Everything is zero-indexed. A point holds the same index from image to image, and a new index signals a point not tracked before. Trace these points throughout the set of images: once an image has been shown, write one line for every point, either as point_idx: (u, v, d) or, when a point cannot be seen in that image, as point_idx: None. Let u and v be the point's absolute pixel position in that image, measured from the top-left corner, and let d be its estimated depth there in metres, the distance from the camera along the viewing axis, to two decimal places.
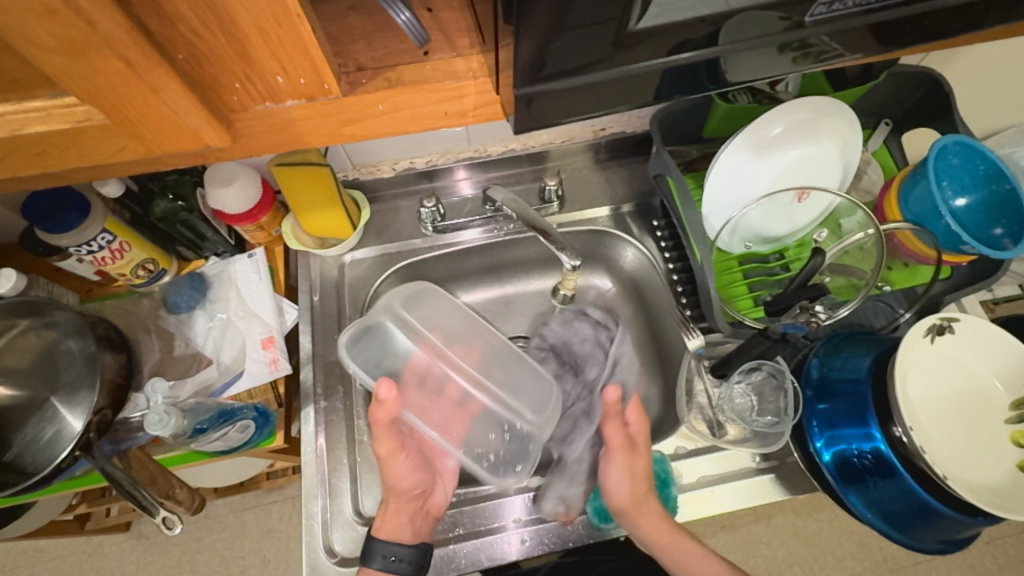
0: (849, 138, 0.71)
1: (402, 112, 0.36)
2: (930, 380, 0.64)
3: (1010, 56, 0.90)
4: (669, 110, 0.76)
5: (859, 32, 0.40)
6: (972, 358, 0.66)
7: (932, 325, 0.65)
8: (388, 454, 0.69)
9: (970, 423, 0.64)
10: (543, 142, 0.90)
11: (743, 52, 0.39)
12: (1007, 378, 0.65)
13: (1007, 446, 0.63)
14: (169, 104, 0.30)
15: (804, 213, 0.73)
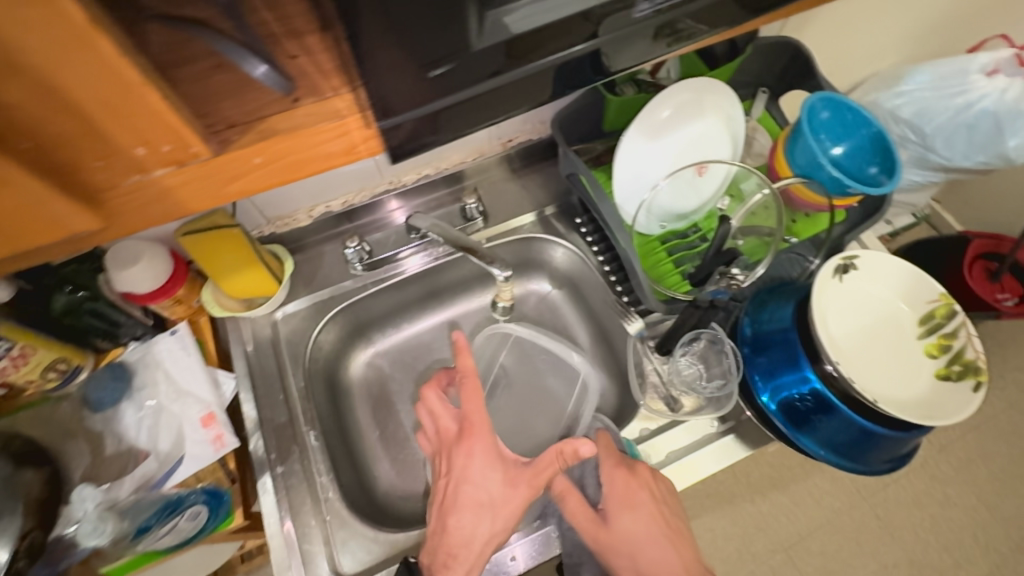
0: (731, 111, 0.77)
1: (283, 160, 0.36)
2: (849, 315, 0.70)
3: (854, 15, 1.00)
4: (564, 113, 0.80)
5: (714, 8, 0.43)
6: (882, 286, 0.72)
7: (837, 265, 0.71)
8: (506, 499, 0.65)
9: (891, 346, 0.69)
10: (456, 163, 0.91)
11: (608, 51, 0.42)
12: (913, 298, 0.72)
13: (925, 360, 0.69)
14: (25, 195, 0.29)
15: (707, 186, 0.78)
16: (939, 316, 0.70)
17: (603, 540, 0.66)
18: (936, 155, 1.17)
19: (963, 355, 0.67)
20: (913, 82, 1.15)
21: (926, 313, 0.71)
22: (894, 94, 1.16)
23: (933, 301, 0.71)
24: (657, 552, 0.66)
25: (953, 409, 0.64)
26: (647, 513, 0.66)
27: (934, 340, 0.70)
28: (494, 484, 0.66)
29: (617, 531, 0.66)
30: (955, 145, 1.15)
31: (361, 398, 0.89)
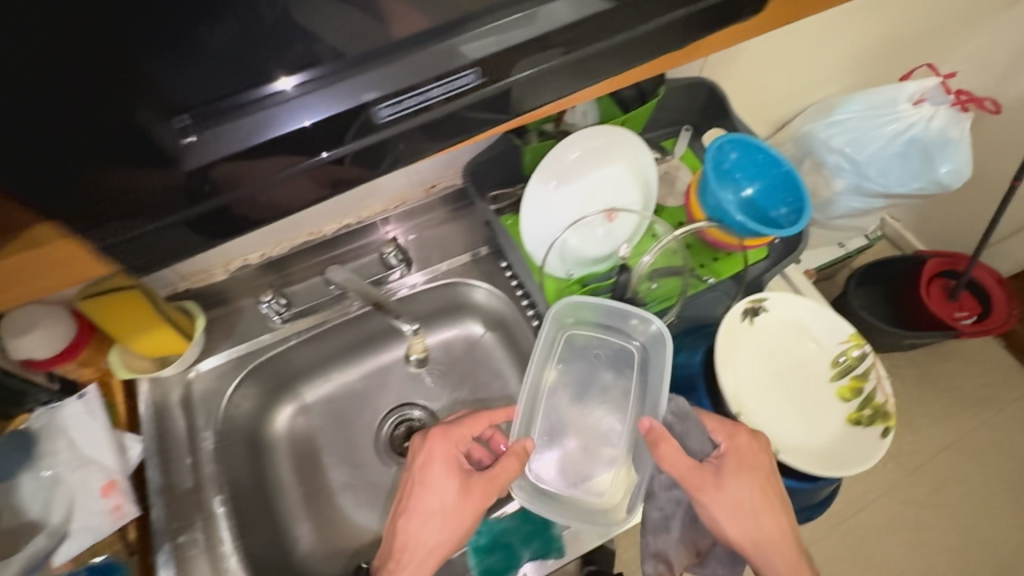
0: (640, 157, 0.77)
1: (26, 270, 0.37)
2: (759, 360, 0.70)
3: (777, 50, 1.01)
4: (476, 161, 0.79)
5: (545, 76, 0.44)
6: (795, 328, 0.71)
7: (745, 308, 0.70)
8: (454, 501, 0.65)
9: (802, 390, 0.69)
10: (378, 211, 0.90)
11: (439, 122, 0.42)
12: (827, 339, 0.71)
13: (838, 403, 0.68)
14: None
15: (619, 230, 0.77)
16: (852, 358, 0.69)
17: (701, 502, 0.61)
18: (870, 184, 1.16)
19: (874, 399, 0.67)
20: (846, 111, 1.16)
21: (839, 355, 0.70)
22: (828, 123, 1.17)
23: (845, 342, 0.70)
24: (738, 526, 0.60)
25: (857, 459, 0.64)
26: (732, 490, 0.60)
27: (847, 383, 0.69)
28: (446, 493, 0.65)
29: (719, 494, 0.60)
30: (889, 173, 1.15)
31: (284, 453, 0.87)
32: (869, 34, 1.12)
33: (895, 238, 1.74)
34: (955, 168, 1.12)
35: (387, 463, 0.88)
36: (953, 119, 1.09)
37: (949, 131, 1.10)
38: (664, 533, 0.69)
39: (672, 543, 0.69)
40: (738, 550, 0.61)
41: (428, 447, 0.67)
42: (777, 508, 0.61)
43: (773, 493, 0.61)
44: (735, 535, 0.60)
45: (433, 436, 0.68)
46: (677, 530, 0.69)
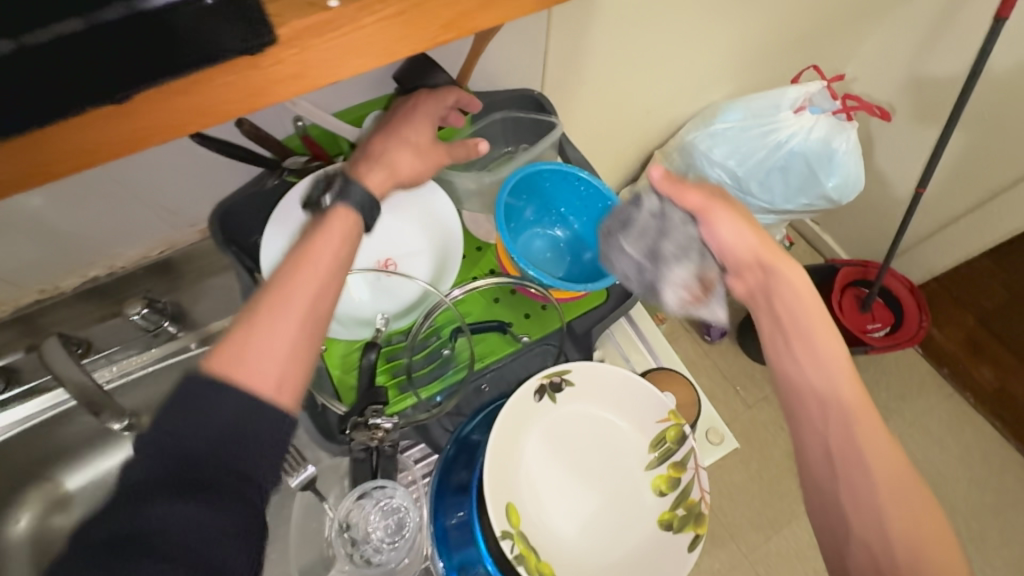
0: (421, 193, 0.65)
1: None
2: (551, 449, 0.57)
3: (635, 56, 0.87)
4: (233, 199, 0.62)
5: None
6: (600, 404, 0.58)
7: (541, 384, 0.56)
8: (427, 139, 0.56)
9: (609, 490, 0.56)
10: (138, 258, 0.73)
11: None
12: (643, 415, 0.57)
13: (649, 496, 0.55)
14: None
15: (395, 284, 0.64)
16: (670, 440, 0.56)
17: (722, 215, 0.52)
18: (756, 200, 1.07)
19: (689, 495, 0.54)
20: (727, 118, 1.04)
21: (657, 437, 0.56)
22: (707, 133, 1.05)
23: (663, 421, 0.56)
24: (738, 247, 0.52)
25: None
26: (740, 212, 0.53)
27: (665, 471, 0.56)
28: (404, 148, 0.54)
29: (720, 225, 0.53)
30: (773, 189, 1.05)
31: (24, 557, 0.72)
32: (752, 29, 0.96)
33: (812, 240, 1.57)
34: (843, 181, 1.01)
35: None
36: (837, 127, 0.98)
37: (831, 141, 0.99)
38: (683, 261, 0.54)
39: (672, 280, 0.54)
40: (754, 266, 0.52)
41: (414, 121, 0.56)
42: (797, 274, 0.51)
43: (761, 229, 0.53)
44: (759, 245, 0.52)
45: (416, 112, 0.56)
46: (694, 262, 0.54)
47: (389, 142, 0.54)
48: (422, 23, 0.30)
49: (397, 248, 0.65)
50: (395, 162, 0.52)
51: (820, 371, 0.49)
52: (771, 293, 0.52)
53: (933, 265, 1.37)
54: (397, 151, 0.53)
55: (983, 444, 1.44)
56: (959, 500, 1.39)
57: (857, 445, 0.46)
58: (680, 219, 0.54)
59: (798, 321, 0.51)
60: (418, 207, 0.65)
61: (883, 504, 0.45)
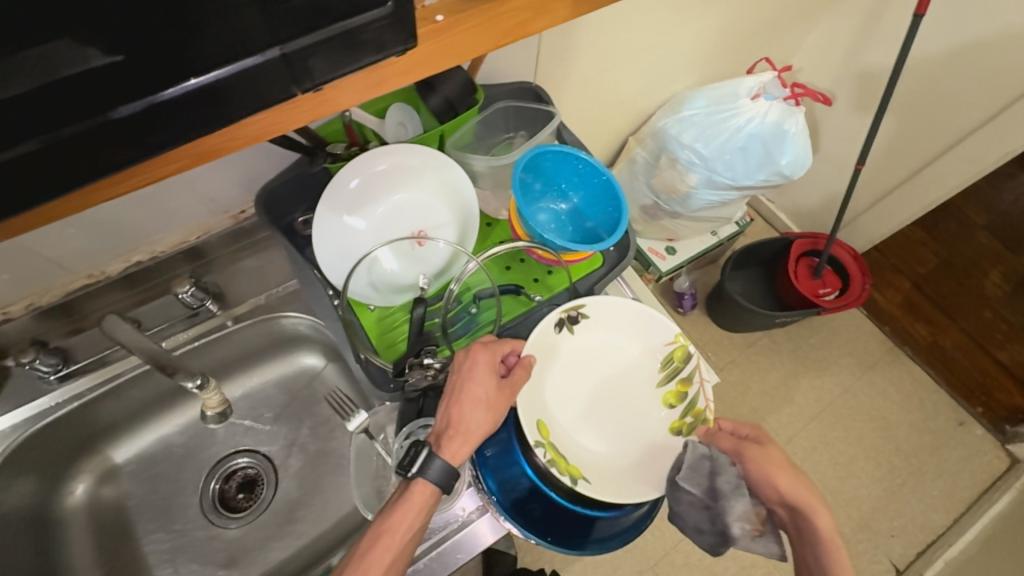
0: (446, 172, 0.73)
1: None
2: (569, 373, 0.68)
3: (613, 53, 0.98)
4: (273, 184, 0.70)
5: (181, 122, 0.29)
6: (614, 332, 0.69)
7: (561, 319, 0.67)
8: (496, 398, 0.61)
9: (626, 405, 0.68)
10: (176, 244, 0.79)
11: (48, 158, 0.27)
12: (652, 340, 0.69)
13: (659, 408, 0.67)
14: None
15: (429, 255, 0.73)
16: (677, 359, 0.67)
17: (752, 458, 0.67)
18: (721, 177, 1.19)
19: (695, 405, 0.66)
20: (693, 107, 1.18)
21: (664, 357, 0.68)
22: (677, 120, 1.19)
23: (669, 344, 0.68)
24: (780, 474, 0.66)
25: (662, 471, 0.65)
26: (777, 458, 0.67)
27: (673, 387, 0.67)
28: (484, 386, 0.60)
29: (763, 457, 0.67)
30: (735, 167, 1.18)
31: (83, 527, 0.77)
32: (712, 27, 1.09)
33: (768, 217, 1.74)
34: (794, 158, 1.16)
35: (208, 519, 0.81)
36: (786, 111, 1.12)
37: (784, 123, 1.13)
38: (738, 496, 0.64)
39: (734, 516, 0.63)
40: (784, 504, 0.66)
41: (471, 357, 0.61)
42: (824, 511, 0.65)
43: (802, 475, 0.67)
44: (784, 485, 0.65)
45: (475, 349, 0.61)
46: (744, 497, 0.65)
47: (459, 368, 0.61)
48: (495, 29, 0.39)
49: (428, 222, 0.74)
50: (464, 424, 0.60)
51: (820, 536, 0.64)
52: (798, 520, 0.65)
53: (872, 234, 1.55)
54: (470, 386, 0.60)
55: (920, 392, 1.64)
56: (900, 440, 1.59)
57: None
58: (723, 459, 0.65)
59: (813, 544, 0.64)
60: (444, 184, 0.73)
61: None
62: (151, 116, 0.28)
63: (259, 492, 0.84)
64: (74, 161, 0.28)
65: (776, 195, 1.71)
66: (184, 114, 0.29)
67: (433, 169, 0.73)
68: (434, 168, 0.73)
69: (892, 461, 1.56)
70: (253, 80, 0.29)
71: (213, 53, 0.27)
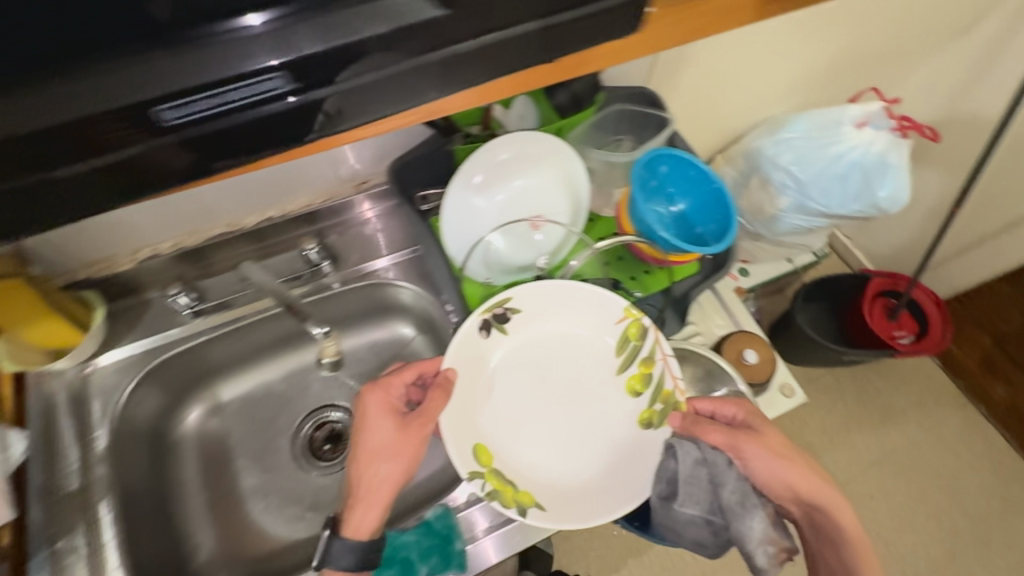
0: (567, 163, 0.75)
1: None
2: (512, 387, 0.69)
3: (723, 70, 1.01)
4: (404, 157, 0.77)
5: (491, 64, 0.45)
6: (550, 317, 0.71)
7: (484, 321, 0.69)
8: (402, 438, 0.64)
9: (527, 415, 0.69)
10: (305, 205, 0.87)
11: (417, 80, 0.43)
12: (606, 321, 0.71)
13: (622, 393, 0.69)
14: None
15: (543, 240, 0.76)
16: (634, 338, 0.70)
17: (752, 453, 0.67)
18: (813, 203, 1.19)
19: (663, 389, 0.68)
20: (792, 130, 1.17)
21: (621, 337, 0.70)
22: (775, 141, 1.18)
23: (623, 321, 0.70)
24: (771, 470, 0.67)
25: (628, 470, 0.67)
26: (771, 444, 0.68)
27: (636, 373, 0.69)
28: (387, 431, 0.64)
29: (757, 448, 0.67)
30: (830, 194, 1.17)
31: (191, 455, 0.83)
32: (821, 55, 1.10)
33: (844, 253, 1.71)
34: (894, 193, 1.14)
35: (297, 466, 0.86)
36: (892, 143, 1.11)
37: (888, 155, 1.11)
38: (748, 513, 0.64)
39: (756, 541, 0.63)
40: (798, 501, 0.68)
41: (376, 394, 0.65)
42: (826, 484, 0.68)
43: (795, 453, 0.69)
44: (795, 480, 0.66)
45: (368, 391, 0.66)
46: (759, 514, 0.65)
47: (360, 412, 0.66)
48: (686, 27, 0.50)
49: (545, 207, 0.76)
50: (366, 471, 0.63)
51: (833, 524, 0.67)
52: (815, 518, 0.68)
53: (957, 282, 1.50)
54: (371, 430, 0.64)
55: (991, 454, 1.56)
56: (966, 501, 1.51)
57: None
58: (720, 460, 0.66)
59: (822, 524, 0.68)
60: (565, 172, 0.75)
61: None
62: (474, 58, 0.43)
63: (345, 446, 0.88)
64: (426, 87, 0.44)
65: (854, 232, 1.67)
66: (492, 56, 0.44)
67: (556, 155, 0.74)
68: (556, 157, 0.75)
69: (956, 522, 1.48)
70: (540, 38, 0.44)
71: (525, 18, 0.42)
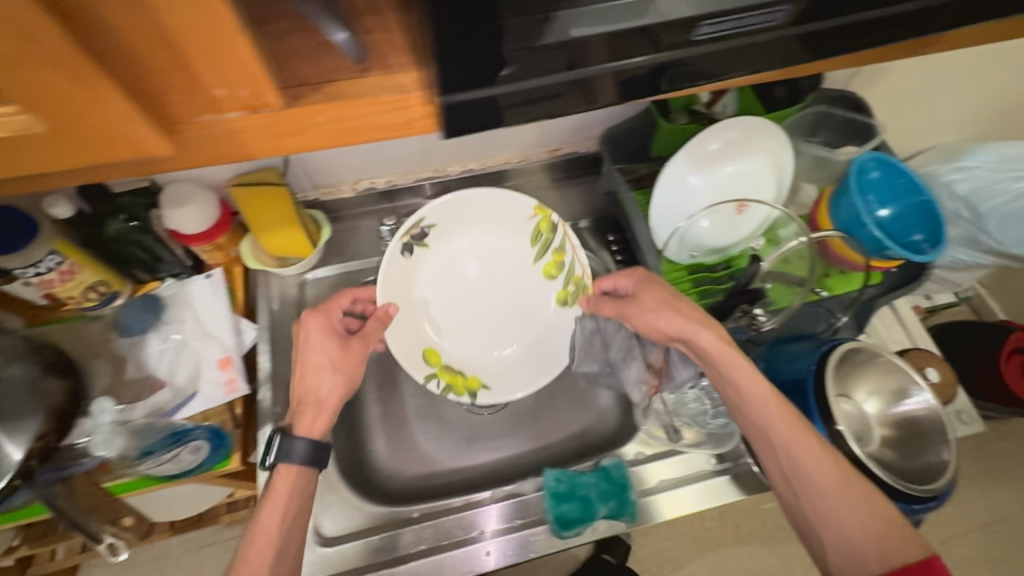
0: (781, 153, 0.76)
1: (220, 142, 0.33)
2: (445, 293, 0.81)
3: (923, 87, 0.99)
4: (614, 131, 0.86)
5: (866, 34, 0.43)
6: (460, 228, 0.81)
7: (405, 242, 0.78)
8: (344, 361, 0.69)
9: (475, 299, 0.82)
10: (501, 162, 0.93)
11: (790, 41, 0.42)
12: (521, 218, 0.81)
13: (548, 280, 0.82)
14: (112, 113, 0.28)
15: (744, 224, 0.78)
16: (546, 232, 0.81)
17: (629, 313, 0.69)
18: (985, 238, 1.14)
19: (574, 274, 0.80)
20: (976, 158, 1.10)
21: (536, 232, 0.81)
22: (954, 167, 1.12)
23: (534, 217, 0.80)
24: (650, 323, 0.67)
25: (551, 349, 0.82)
26: (647, 308, 0.68)
27: (550, 259, 0.82)
28: (331, 349, 0.69)
29: (640, 307, 0.68)
30: (1009, 231, 1.11)
31: (370, 371, 0.90)
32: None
33: None
34: None
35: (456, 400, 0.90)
36: None
37: None
38: (630, 363, 0.76)
39: (633, 383, 0.76)
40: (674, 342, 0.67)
41: (314, 322, 0.69)
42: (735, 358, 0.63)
43: (682, 306, 0.67)
44: (664, 326, 0.66)
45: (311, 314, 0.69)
46: (638, 364, 0.76)
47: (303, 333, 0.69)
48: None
49: (751, 192, 0.77)
50: (315, 393, 0.67)
51: (771, 410, 0.62)
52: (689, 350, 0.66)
53: None
54: (320, 348, 0.68)
55: None
56: None
57: (821, 494, 0.59)
58: (610, 328, 0.78)
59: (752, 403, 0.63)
60: (778, 161, 0.76)
61: (834, 504, 0.58)
62: (856, 29, 0.43)
63: None
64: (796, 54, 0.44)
65: None
66: (872, 29, 0.43)
67: (773, 143, 0.75)
68: (772, 144, 0.75)
69: None
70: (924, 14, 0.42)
71: None
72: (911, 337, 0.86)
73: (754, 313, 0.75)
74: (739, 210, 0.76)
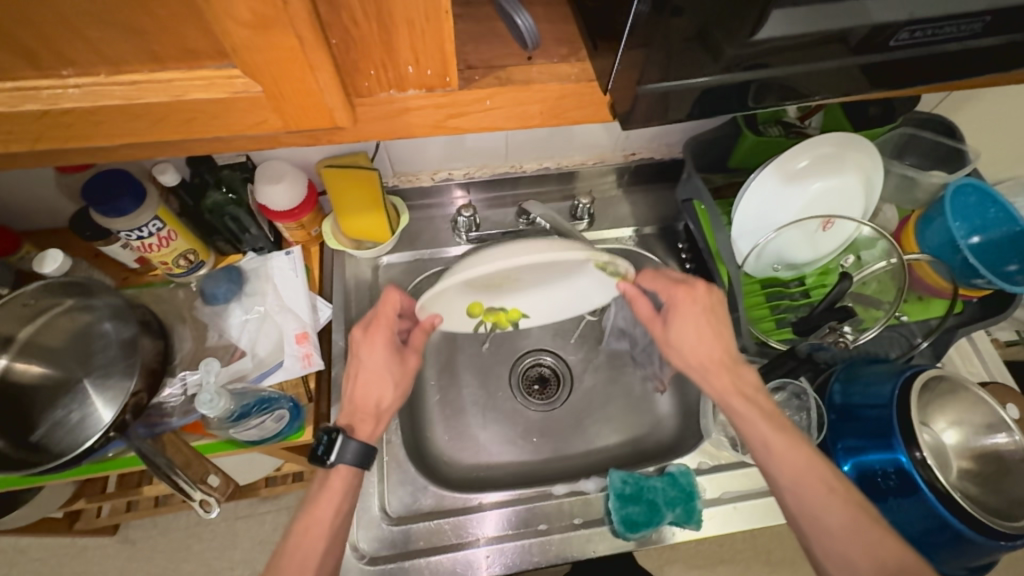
0: (871, 170, 0.75)
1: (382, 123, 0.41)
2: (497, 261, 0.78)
3: (1013, 116, 0.96)
4: (699, 138, 0.83)
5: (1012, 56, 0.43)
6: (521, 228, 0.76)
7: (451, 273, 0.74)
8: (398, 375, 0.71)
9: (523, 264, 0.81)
10: (576, 163, 0.94)
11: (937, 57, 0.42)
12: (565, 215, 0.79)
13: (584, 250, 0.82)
14: (319, 84, 0.35)
15: (827, 241, 0.77)
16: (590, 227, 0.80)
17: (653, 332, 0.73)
18: None
19: None
20: None
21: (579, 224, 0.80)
22: None
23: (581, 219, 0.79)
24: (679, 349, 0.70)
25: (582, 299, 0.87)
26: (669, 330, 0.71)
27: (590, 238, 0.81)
28: (382, 358, 0.71)
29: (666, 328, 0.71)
30: None
31: (431, 359, 0.90)
32: None
33: None
34: None
35: (514, 394, 0.91)
36: None
37: None
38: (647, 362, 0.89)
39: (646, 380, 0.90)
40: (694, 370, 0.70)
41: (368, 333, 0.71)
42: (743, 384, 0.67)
43: (704, 336, 0.70)
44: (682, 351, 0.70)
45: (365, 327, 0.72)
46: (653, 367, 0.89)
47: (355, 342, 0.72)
48: None
49: (839, 209, 0.76)
50: (368, 401, 0.70)
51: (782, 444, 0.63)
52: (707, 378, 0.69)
53: None
54: (374, 360, 0.71)
55: None
56: None
57: (827, 529, 0.59)
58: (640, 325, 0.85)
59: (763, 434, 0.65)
60: (868, 178, 0.75)
61: (842, 542, 0.58)
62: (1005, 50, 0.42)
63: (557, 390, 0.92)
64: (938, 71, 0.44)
65: None
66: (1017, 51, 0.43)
67: (865, 160, 0.75)
68: (864, 161, 0.74)
69: None
70: None
71: None
72: (989, 370, 0.84)
73: (843, 329, 0.72)
74: (826, 227, 0.75)
